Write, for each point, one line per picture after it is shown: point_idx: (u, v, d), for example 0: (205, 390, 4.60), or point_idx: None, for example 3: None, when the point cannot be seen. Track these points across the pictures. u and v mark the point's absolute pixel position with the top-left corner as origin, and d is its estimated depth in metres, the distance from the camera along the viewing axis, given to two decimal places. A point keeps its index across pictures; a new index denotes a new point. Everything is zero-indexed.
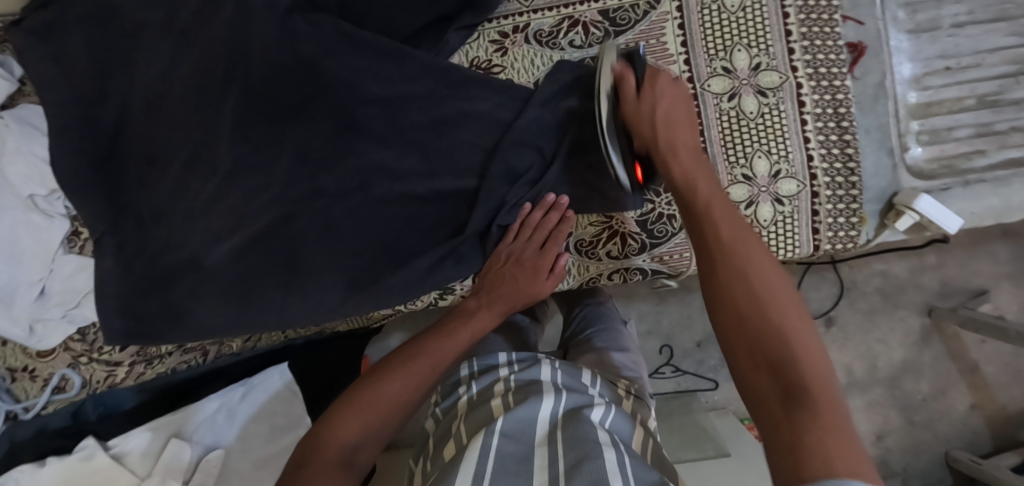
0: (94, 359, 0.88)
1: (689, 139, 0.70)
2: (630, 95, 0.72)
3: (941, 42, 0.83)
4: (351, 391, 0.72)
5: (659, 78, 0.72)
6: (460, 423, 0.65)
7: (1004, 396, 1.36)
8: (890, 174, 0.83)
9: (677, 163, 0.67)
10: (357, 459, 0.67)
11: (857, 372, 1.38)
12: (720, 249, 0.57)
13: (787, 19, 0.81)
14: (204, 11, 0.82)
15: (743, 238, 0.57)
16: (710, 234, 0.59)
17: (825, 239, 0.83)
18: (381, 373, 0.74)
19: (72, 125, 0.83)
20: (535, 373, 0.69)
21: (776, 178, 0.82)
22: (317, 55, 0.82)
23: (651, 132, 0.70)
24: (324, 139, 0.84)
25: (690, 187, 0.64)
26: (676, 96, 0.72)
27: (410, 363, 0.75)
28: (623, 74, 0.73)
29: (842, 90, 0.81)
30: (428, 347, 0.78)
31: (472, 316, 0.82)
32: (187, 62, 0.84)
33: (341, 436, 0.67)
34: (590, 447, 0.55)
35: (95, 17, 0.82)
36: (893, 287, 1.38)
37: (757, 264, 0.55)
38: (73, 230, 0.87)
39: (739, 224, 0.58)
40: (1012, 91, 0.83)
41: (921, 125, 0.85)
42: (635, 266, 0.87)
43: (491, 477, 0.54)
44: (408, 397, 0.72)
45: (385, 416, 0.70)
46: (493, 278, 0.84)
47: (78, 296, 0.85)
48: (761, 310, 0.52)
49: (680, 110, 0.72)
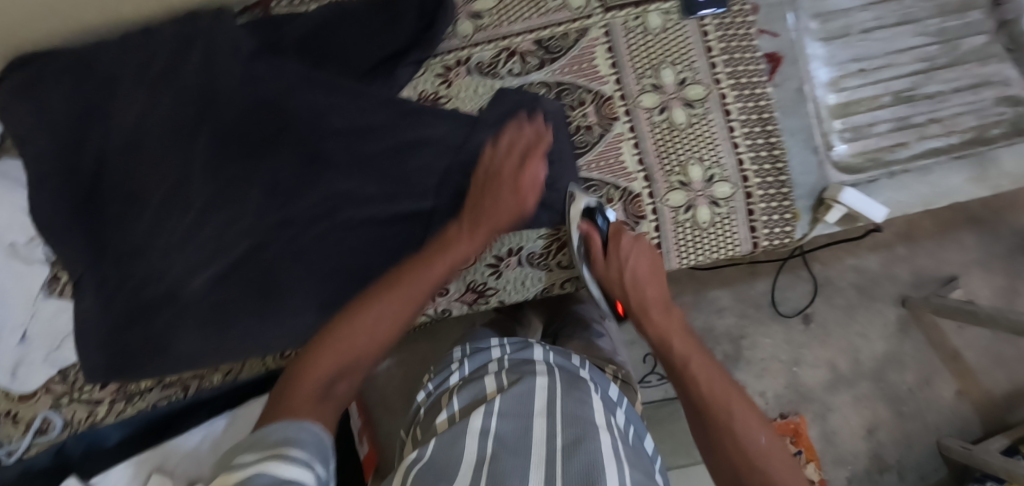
0: (75, 399, 0.92)
1: (656, 296, 0.84)
2: (598, 255, 0.85)
3: (853, 46, 0.90)
4: (323, 339, 0.73)
5: (622, 235, 0.84)
6: (454, 395, 0.71)
7: (988, 381, 1.39)
8: (817, 171, 0.89)
9: (653, 325, 0.82)
10: (335, 392, 0.70)
11: (841, 367, 1.39)
12: (713, 422, 0.70)
13: (707, 36, 0.87)
14: (173, 61, 0.87)
15: (731, 404, 0.71)
16: (707, 409, 0.71)
17: (762, 235, 0.88)
18: (368, 304, 0.76)
19: (54, 172, 0.87)
20: (528, 355, 0.75)
21: (711, 182, 0.87)
22: (280, 97, 0.86)
23: (622, 286, 0.85)
24: (291, 172, 0.87)
25: (669, 348, 0.79)
26: (640, 254, 0.84)
27: (416, 278, 0.78)
28: (589, 232, 0.84)
29: (762, 97, 0.87)
30: (404, 284, 0.77)
31: (449, 243, 0.80)
32: (160, 106, 0.87)
33: (320, 368, 0.71)
34: (589, 429, 0.61)
35: (72, 70, 0.87)
36: (868, 281, 1.40)
37: (735, 411, 0.70)
38: (52, 275, 0.90)
39: (730, 392, 0.72)
40: (925, 86, 0.91)
41: (843, 123, 0.91)
42: (588, 274, 0.89)
43: (494, 456, 0.58)
44: (394, 326, 0.75)
45: (361, 349, 0.73)
46: (483, 183, 0.83)
47: (58, 339, 0.90)
48: (745, 462, 0.67)
49: (645, 267, 0.84)
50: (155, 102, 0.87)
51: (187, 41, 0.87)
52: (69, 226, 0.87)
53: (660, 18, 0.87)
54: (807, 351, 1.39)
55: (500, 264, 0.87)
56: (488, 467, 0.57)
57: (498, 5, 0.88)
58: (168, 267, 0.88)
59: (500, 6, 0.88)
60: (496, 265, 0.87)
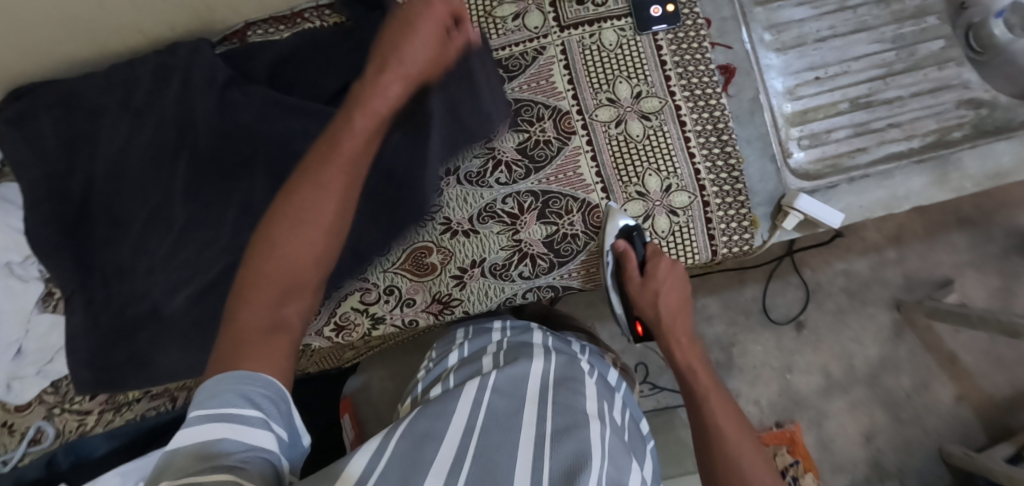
0: (66, 410, 0.97)
1: (685, 326, 0.85)
2: (636, 278, 0.87)
3: (809, 55, 0.93)
4: (251, 264, 0.64)
5: (661, 260, 0.86)
6: (452, 372, 0.76)
7: (987, 384, 1.33)
8: (775, 178, 0.90)
9: (680, 352, 0.83)
10: (286, 314, 0.63)
11: (835, 373, 1.34)
12: (722, 454, 0.70)
13: (661, 50, 0.90)
14: (155, 91, 0.93)
15: (740, 438, 0.72)
16: (718, 437, 0.72)
17: (721, 243, 0.89)
18: (282, 203, 0.67)
19: (44, 197, 0.92)
20: (528, 337, 0.81)
21: (668, 191, 0.89)
22: (255, 120, 0.91)
23: (651, 309, 0.86)
24: (264, 193, 0.91)
25: (690, 376, 0.80)
26: (676, 282, 0.86)
27: (316, 192, 0.67)
28: (626, 253, 0.86)
29: (717, 107, 0.89)
30: (324, 173, 0.67)
31: (368, 94, 0.71)
32: (143, 133, 0.93)
33: (259, 298, 0.62)
34: (580, 416, 0.64)
35: (63, 102, 0.93)
36: (859, 284, 1.35)
37: (745, 447, 0.71)
38: (47, 291, 0.96)
39: (731, 416, 0.74)
40: (883, 92, 0.92)
41: (800, 131, 0.92)
42: (548, 284, 0.91)
43: (484, 429, 0.61)
44: (328, 215, 0.67)
45: (305, 273, 0.65)
46: (387, 43, 0.72)
47: (51, 353, 0.95)
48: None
49: (676, 299, 0.86)
50: (138, 130, 0.93)
51: (167, 72, 0.93)
52: (60, 246, 0.92)
53: (615, 34, 0.90)
54: (799, 357, 1.34)
55: (464, 275, 0.90)
56: (478, 438, 0.59)
57: None
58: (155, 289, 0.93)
59: None
60: (460, 276, 0.90)
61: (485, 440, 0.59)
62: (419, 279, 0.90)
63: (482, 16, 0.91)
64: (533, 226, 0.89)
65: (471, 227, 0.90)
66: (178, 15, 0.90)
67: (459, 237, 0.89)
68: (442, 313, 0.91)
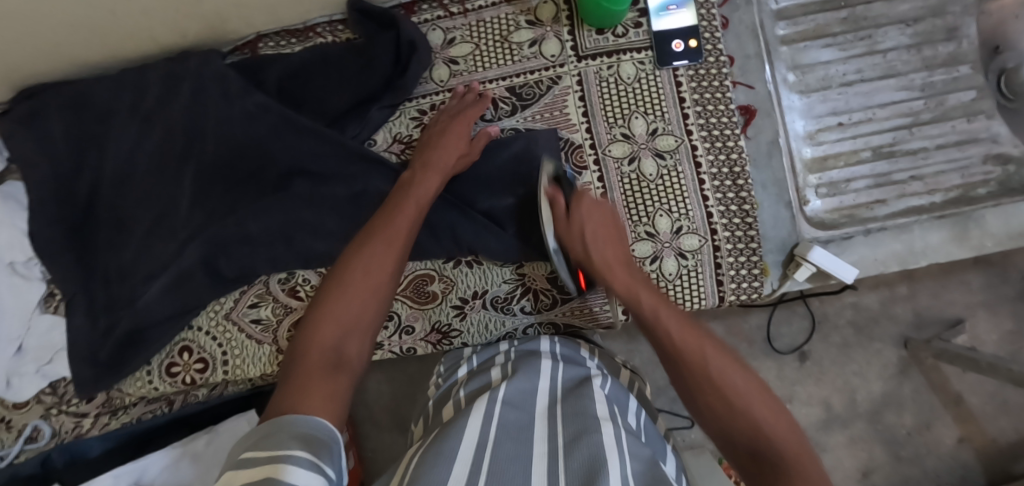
0: (62, 410, 0.96)
1: (619, 254, 0.77)
2: (561, 213, 0.79)
3: (832, 99, 0.90)
4: (313, 313, 0.68)
5: (584, 197, 0.79)
6: (462, 389, 0.74)
7: (992, 428, 1.25)
8: (789, 226, 0.88)
9: (616, 281, 0.74)
10: (346, 352, 0.65)
11: (836, 407, 1.27)
12: (688, 372, 0.65)
13: (680, 86, 0.87)
14: (163, 99, 0.91)
15: (701, 347, 0.65)
16: (675, 352, 0.66)
17: (729, 289, 0.87)
18: (341, 265, 0.71)
19: (49, 198, 0.90)
20: (534, 346, 0.78)
21: (678, 233, 0.86)
22: (264, 139, 0.90)
23: (583, 248, 0.77)
24: (263, 206, 0.88)
25: (635, 297, 0.72)
26: (602, 214, 0.79)
27: (373, 251, 0.72)
28: (555, 196, 0.80)
29: (735, 150, 0.86)
30: (375, 241, 0.72)
31: (417, 183, 0.80)
32: (149, 141, 0.91)
33: (321, 339, 0.65)
34: (590, 423, 0.60)
35: (70, 107, 0.92)
36: (866, 319, 1.28)
37: (714, 355, 0.65)
38: (49, 291, 0.94)
39: (688, 331, 0.67)
40: (907, 142, 0.89)
41: (819, 179, 0.90)
42: (550, 320, 0.89)
43: (497, 442, 0.58)
44: (384, 275, 0.71)
45: (362, 318, 0.68)
46: (426, 150, 0.83)
47: (50, 353, 0.93)
48: (729, 406, 0.62)
49: (607, 225, 0.78)
50: (144, 137, 0.91)
51: (175, 80, 0.91)
52: (63, 248, 0.90)
53: (633, 67, 0.88)
54: (801, 388, 1.28)
55: (465, 306, 0.89)
56: (491, 450, 0.57)
57: (474, 52, 0.91)
58: (160, 302, 0.89)
59: (475, 52, 0.91)
60: (461, 306, 0.89)
61: (499, 452, 0.57)
62: (419, 307, 0.89)
63: (497, 43, 0.90)
64: (536, 262, 0.88)
65: (473, 258, 0.88)
66: (189, 24, 0.89)
67: (461, 267, 0.89)
68: (440, 343, 0.90)
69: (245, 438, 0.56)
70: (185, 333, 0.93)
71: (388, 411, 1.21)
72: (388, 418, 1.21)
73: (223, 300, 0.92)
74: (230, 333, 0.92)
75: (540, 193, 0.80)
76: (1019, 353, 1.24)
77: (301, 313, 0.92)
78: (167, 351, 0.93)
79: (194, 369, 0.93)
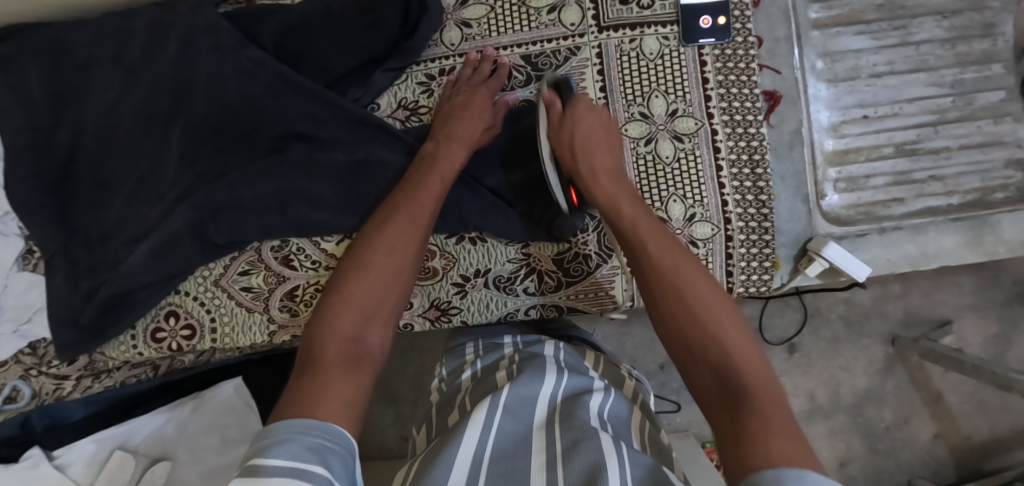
0: (43, 372, 0.90)
1: (608, 163, 0.74)
2: (554, 116, 0.76)
3: (859, 91, 0.87)
4: (331, 303, 0.67)
5: (580, 104, 0.76)
6: (467, 394, 0.72)
7: (968, 425, 1.20)
8: (805, 220, 0.85)
9: (599, 189, 0.72)
10: (367, 342, 0.65)
11: (820, 399, 1.22)
12: (661, 286, 0.61)
13: (705, 66, 0.83)
14: (151, 49, 0.85)
15: (677, 263, 0.62)
16: (652, 268, 0.63)
17: (738, 281, 0.85)
18: (364, 247, 0.71)
19: (27, 149, 0.84)
20: (538, 349, 0.77)
21: (691, 221, 0.83)
22: (261, 98, 0.84)
23: (572, 155, 0.75)
24: (257, 170, 0.84)
25: (617, 213, 0.69)
26: (595, 119, 0.76)
27: (395, 232, 0.72)
28: (551, 101, 0.76)
29: (756, 137, 0.83)
30: (397, 221, 0.73)
31: (437, 158, 0.77)
32: (135, 95, 0.85)
33: (341, 330, 0.64)
34: (586, 430, 0.58)
35: (49, 53, 0.85)
36: (858, 314, 1.22)
37: (689, 281, 0.60)
38: (27, 249, 0.88)
39: (664, 236, 0.65)
40: (930, 141, 0.87)
41: (838, 173, 0.87)
42: (554, 303, 0.87)
43: (493, 459, 0.57)
44: (406, 260, 0.71)
45: (381, 306, 0.68)
46: (449, 120, 0.80)
47: (29, 312, 0.87)
48: (703, 335, 0.56)
49: (600, 137, 0.76)
50: (131, 89, 0.85)
51: (165, 29, 0.85)
52: (42, 206, 0.85)
53: (657, 43, 0.83)
54: (787, 378, 1.23)
55: (466, 284, 0.86)
56: (489, 465, 0.56)
57: (488, 15, 0.86)
58: (145, 267, 0.84)
59: (489, 16, 0.86)
60: (462, 284, 0.86)
61: (497, 468, 0.56)
62: (419, 282, 0.86)
63: (514, 6, 0.85)
64: (543, 243, 0.85)
65: (477, 234, 0.85)
66: None
67: (465, 243, 0.85)
68: (438, 320, 0.87)
69: (250, 444, 0.54)
70: (171, 297, 0.88)
71: (378, 381, 1.19)
72: (377, 389, 1.19)
73: (212, 265, 0.88)
74: (219, 299, 0.88)
75: (539, 102, 0.77)
76: (1003, 355, 1.20)
77: (295, 282, 0.88)
78: (151, 316, 0.89)
79: (181, 335, 0.89)
